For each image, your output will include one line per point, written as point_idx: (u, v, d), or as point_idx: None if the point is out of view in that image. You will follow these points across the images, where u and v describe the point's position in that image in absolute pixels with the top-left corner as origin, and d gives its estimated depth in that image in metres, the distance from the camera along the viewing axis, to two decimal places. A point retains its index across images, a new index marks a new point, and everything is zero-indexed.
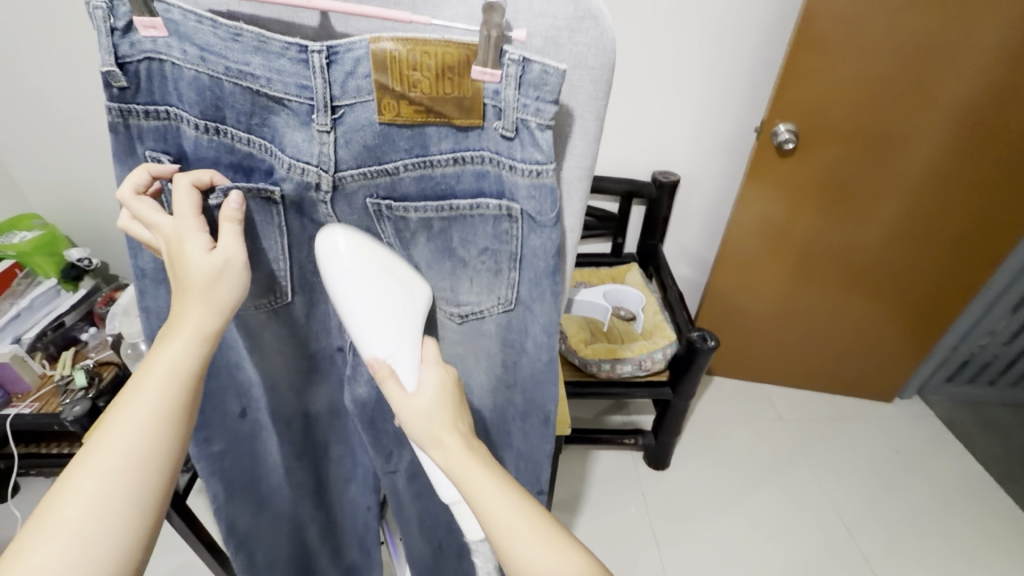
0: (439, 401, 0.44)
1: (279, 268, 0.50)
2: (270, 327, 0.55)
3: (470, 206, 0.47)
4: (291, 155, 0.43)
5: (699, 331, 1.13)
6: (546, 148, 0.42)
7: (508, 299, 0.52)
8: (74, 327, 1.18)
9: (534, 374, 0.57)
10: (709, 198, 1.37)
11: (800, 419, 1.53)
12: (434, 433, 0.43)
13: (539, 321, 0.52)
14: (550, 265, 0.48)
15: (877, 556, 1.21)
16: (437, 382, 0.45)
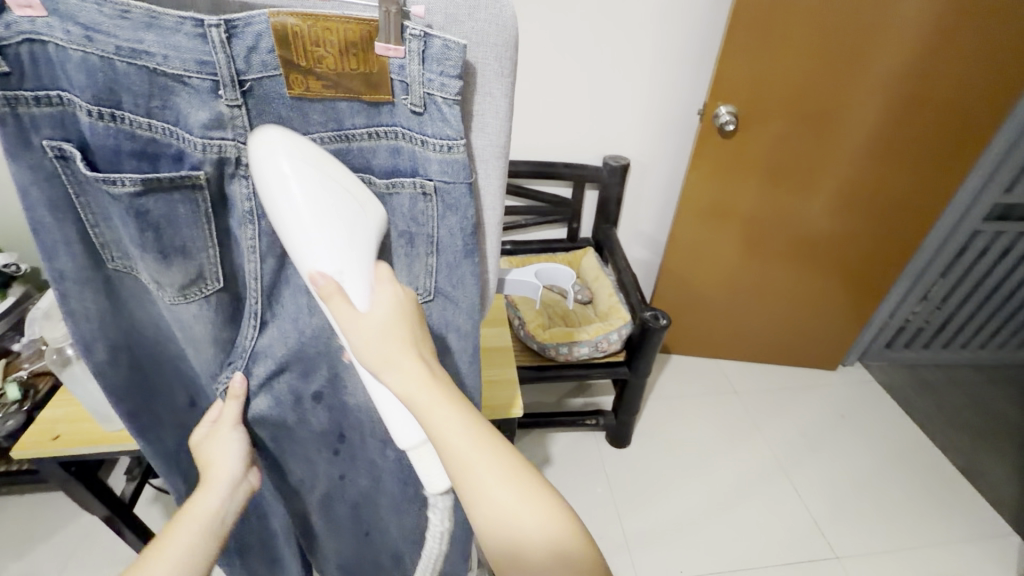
0: (392, 324, 0.42)
1: (207, 257, 0.47)
2: (201, 323, 0.50)
3: (387, 184, 0.48)
4: (201, 135, 0.42)
5: (651, 311, 1.16)
6: (454, 122, 0.43)
7: (426, 289, 0.52)
8: (4, 338, 1.11)
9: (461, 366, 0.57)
10: (658, 180, 1.40)
11: (751, 390, 1.60)
12: (387, 361, 0.42)
13: (464, 304, 0.53)
14: (467, 245, 0.49)
15: (825, 517, 1.28)
16: (391, 301, 0.43)
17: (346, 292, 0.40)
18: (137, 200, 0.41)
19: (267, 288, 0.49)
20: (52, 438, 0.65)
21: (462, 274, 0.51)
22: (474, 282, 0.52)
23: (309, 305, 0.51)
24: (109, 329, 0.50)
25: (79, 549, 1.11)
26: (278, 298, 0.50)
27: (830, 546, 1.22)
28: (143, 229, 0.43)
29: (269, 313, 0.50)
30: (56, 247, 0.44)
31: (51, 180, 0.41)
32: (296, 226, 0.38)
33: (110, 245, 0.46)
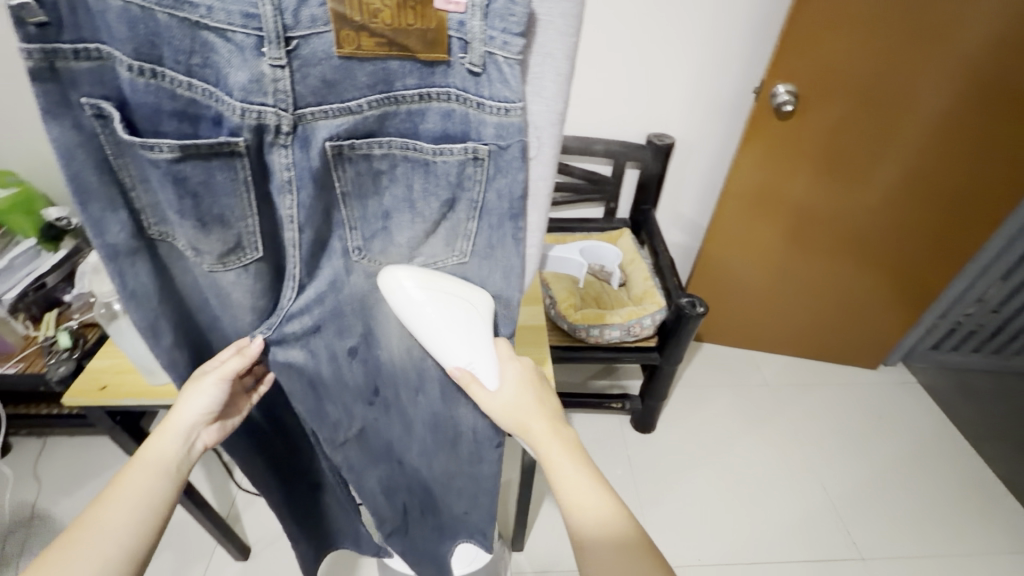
0: (520, 395, 0.55)
1: (246, 227, 0.46)
2: (242, 289, 0.50)
3: (433, 150, 0.46)
4: (241, 98, 0.39)
5: (688, 297, 1.12)
6: (514, 84, 0.42)
7: (463, 250, 0.53)
8: (56, 289, 1.15)
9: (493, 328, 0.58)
10: (703, 161, 1.34)
11: (784, 383, 1.55)
12: (518, 420, 0.54)
13: (498, 270, 0.54)
14: (513, 208, 0.49)
15: (851, 516, 1.25)
16: (516, 376, 0.55)
17: (478, 377, 0.54)
18: (175, 166, 0.40)
19: (307, 254, 0.49)
20: (100, 389, 0.67)
21: (503, 241, 0.51)
22: (516, 245, 0.51)
23: (347, 267, 0.53)
24: (163, 299, 0.50)
25: None
26: (315, 262, 0.51)
27: (856, 546, 1.19)
28: (182, 196, 0.42)
29: (307, 274, 0.51)
30: (104, 217, 0.43)
31: (92, 142, 0.41)
32: (437, 338, 0.53)
33: (148, 211, 0.45)
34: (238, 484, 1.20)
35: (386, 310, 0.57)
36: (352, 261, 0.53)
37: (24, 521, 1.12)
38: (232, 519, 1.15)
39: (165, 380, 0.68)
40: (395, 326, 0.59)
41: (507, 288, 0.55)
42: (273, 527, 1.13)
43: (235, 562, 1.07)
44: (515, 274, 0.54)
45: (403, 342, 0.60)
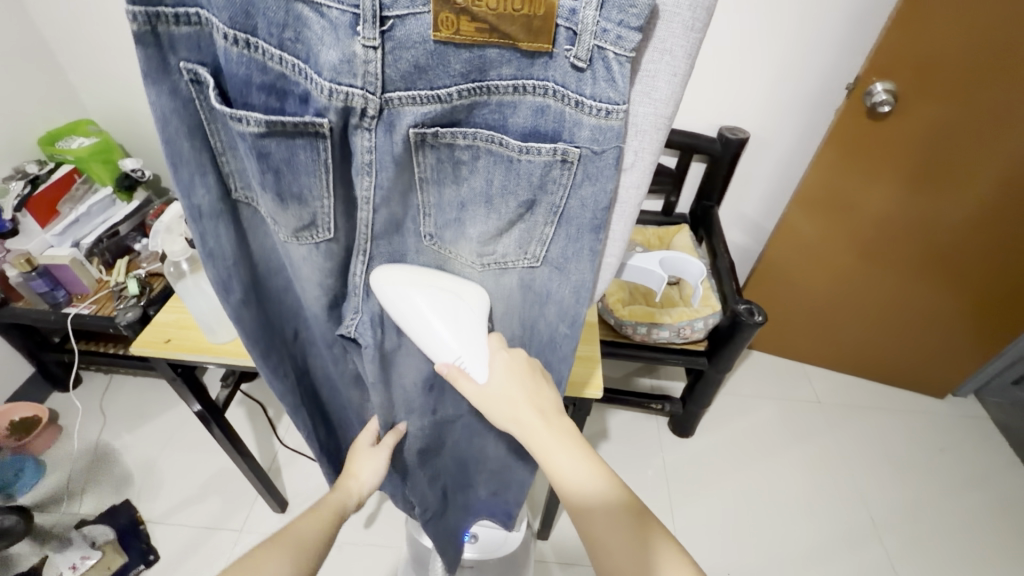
0: (508, 385, 0.52)
1: (322, 206, 0.46)
2: (316, 263, 0.51)
3: (520, 149, 0.43)
4: (330, 78, 0.38)
5: (746, 304, 1.07)
6: (621, 85, 0.38)
7: (536, 255, 0.51)
8: (127, 237, 1.22)
9: (554, 338, 0.58)
10: (778, 160, 1.26)
11: (837, 402, 1.46)
12: (507, 408, 0.51)
13: (570, 282, 0.52)
14: (596, 220, 0.46)
15: (896, 551, 1.17)
16: (503, 366, 0.53)
17: (466, 372, 0.52)
18: (260, 141, 0.40)
19: (380, 235, 0.50)
20: (164, 342, 0.70)
21: (580, 254, 0.49)
22: (591, 259, 0.49)
23: (419, 248, 0.53)
24: (241, 263, 0.51)
25: (175, 434, 1.25)
26: (386, 245, 0.51)
27: None
28: (264, 170, 0.42)
29: (378, 258, 0.52)
30: (193, 180, 0.44)
31: (187, 107, 0.41)
32: (424, 331, 0.52)
33: (235, 175, 0.46)
34: (280, 440, 1.25)
35: None
36: (424, 245, 0.53)
37: (90, 451, 1.20)
38: (272, 472, 1.20)
39: (225, 339, 0.70)
40: None
41: (574, 302, 0.53)
42: (310, 485, 1.18)
43: (274, 513, 1.13)
44: (585, 289, 0.52)
45: None
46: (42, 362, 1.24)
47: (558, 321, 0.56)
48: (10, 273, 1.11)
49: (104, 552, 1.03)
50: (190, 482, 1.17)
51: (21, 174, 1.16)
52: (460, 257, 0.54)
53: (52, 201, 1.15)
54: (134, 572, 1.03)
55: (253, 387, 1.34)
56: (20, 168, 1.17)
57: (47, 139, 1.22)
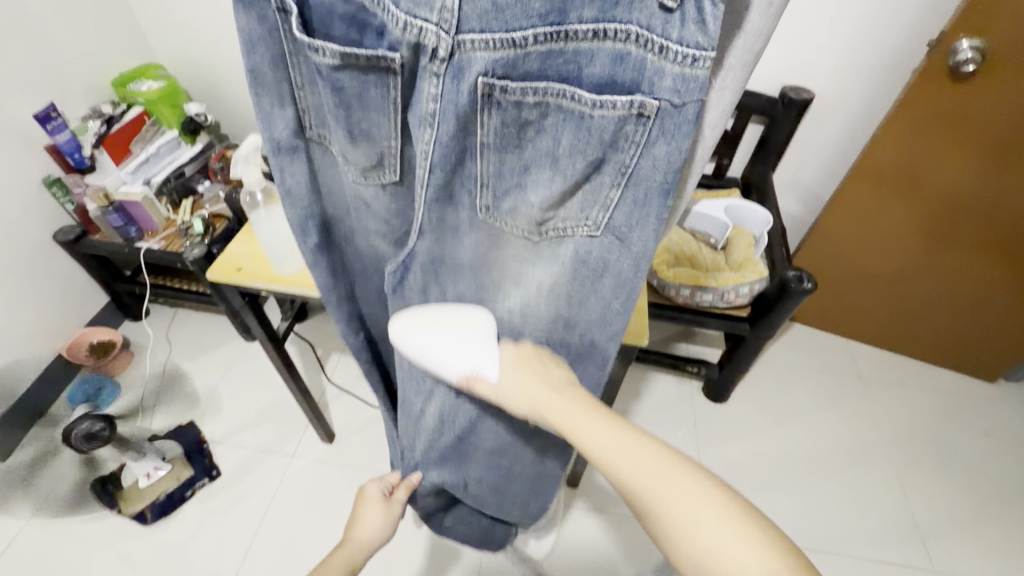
0: (515, 371, 0.56)
1: (389, 146, 0.48)
2: (382, 205, 0.54)
3: (593, 103, 0.41)
4: (406, 10, 0.39)
5: (796, 271, 1.04)
6: (712, 29, 0.36)
7: (597, 222, 0.49)
8: (192, 178, 1.28)
9: (604, 316, 0.56)
10: (843, 123, 1.20)
11: (881, 379, 1.43)
12: (517, 381, 0.56)
13: (628, 255, 0.50)
14: (665, 183, 0.44)
15: (929, 528, 1.17)
16: (508, 359, 0.58)
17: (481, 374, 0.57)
18: (336, 73, 0.43)
19: (434, 194, 0.49)
20: (236, 270, 0.75)
21: (643, 222, 0.48)
22: (655, 228, 0.48)
23: (474, 215, 0.52)
24: (313, 198, 0.55)
25: (233, 365, 1.34)
26: (442, 204, 0.51)
27: (928, 559, 1.12)
28: (339, 105, 0.45)
29: (427, 219, 0.52)
30: (272, 111, 0.48)
31: (271, 36, 0.44)
32: (438, 351, 0.57)
33: (310, 113, 0.49)
34: (328, 378, 1.32)
35: (505, 267, 0.58)
36: (479, 216, 0.52)
37: (159, 374, 1.31)
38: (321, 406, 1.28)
39: (291, 270, 0.74)
40: (510, 283, 0.59)
41: (631, 276, 0.52)
42: (355, 420, 1.25)
43: (321, 443, 1.21)
44: (646, 260, 0.50)
45: (517, 301, 0.60)
46: (116, 291, 1.34)
47: (613, 297, 0.54)
48: (89, 206, 1.20)
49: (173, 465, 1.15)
50: (247, 410, 1.26)
51: (97, 114, 1.22)
52: (514, 226, 0.52)
53: (124, 141, 1.22)
54: (198, 484, 1.13)
55: (304, 328, 1.42)
56: (97, 108, 1.24)
57: (121, 81, 1.28)
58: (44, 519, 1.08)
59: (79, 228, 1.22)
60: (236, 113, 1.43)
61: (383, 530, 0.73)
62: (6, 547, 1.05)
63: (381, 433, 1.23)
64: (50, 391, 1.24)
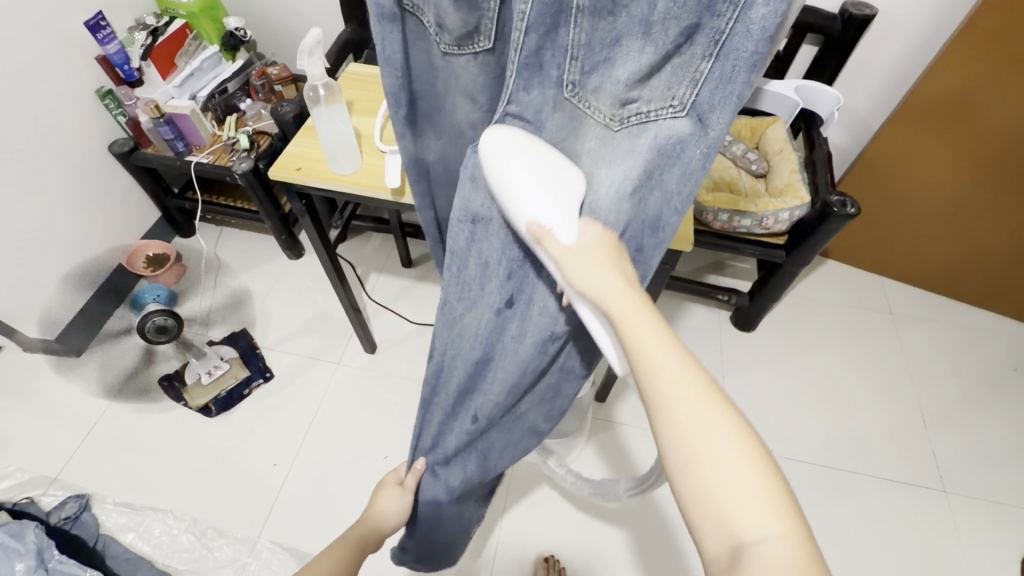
0: (591, 243, 0.48)
1: (488, 10, 0.49)
2: (478, 74, 0.55)
3: None
4: None
5: (839, 196, 1.04)
6: None
7: (682, 102, 0.44)
8: (234, 95, 1.29)
9: (659, 216, 0.50)
10: (903, 44, 1.14)
11: (912, 316, 1.42)
12: (591, 262, 0.46)
13: (708, 140, 0.45)
14: (758, 52, 0.40)
15: (946, 453, 1.20)
16: (591, 233, 0.48)
17: (555, 233, 0.47)
18: None
19: (522, 65, 0.48)
20: (296, 169, 0.78)
21: (725, 102, 0.43)
22: (735, 109, 0.43)
23: (554, 100, 0.50)
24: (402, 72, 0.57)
25: (279, 279, 1.41)
26: (525, 87, 0.49)
27: (941, 481, 1.17)
28: None
29: (513, 92, 0.50)
30: None
31: None
32: (515, 183, 0.47)
33: None
34: (369, 294, 1.39)
35: None
36: (564, 97, 0.49)
37: (212, 285, 1.39)
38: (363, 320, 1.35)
39: (348, 170, 0.77)
40: None
41: (699, 171, 0.47)
42: (395, 334, 1.32)
43: (364, 352, 1.29)
44: (716, 151, 0.45)
45: None
46: (167, 208, 1.40)
47: (675, 191, 0.48)
48: (142, 118, 1.22)
49: (231, 365, 1.24)
50: (294, 320, 1.34)
51: (142, 26, 1.23)
52: (597, 111, 0.49)
53: (169, 53, 1.22)
54: (255, 384, 1.23)
55: (345, 248, 1.47)
56: (141, 20, 1.24)
57: None
58: (120, 409, 1.19)
59: (132, 142, 1.26)
60: (273, 29, 1.41)
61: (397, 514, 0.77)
62: (91, 429, 1.16)
63: (419, 346, 1.30)
64: (114, 297, 1.33)
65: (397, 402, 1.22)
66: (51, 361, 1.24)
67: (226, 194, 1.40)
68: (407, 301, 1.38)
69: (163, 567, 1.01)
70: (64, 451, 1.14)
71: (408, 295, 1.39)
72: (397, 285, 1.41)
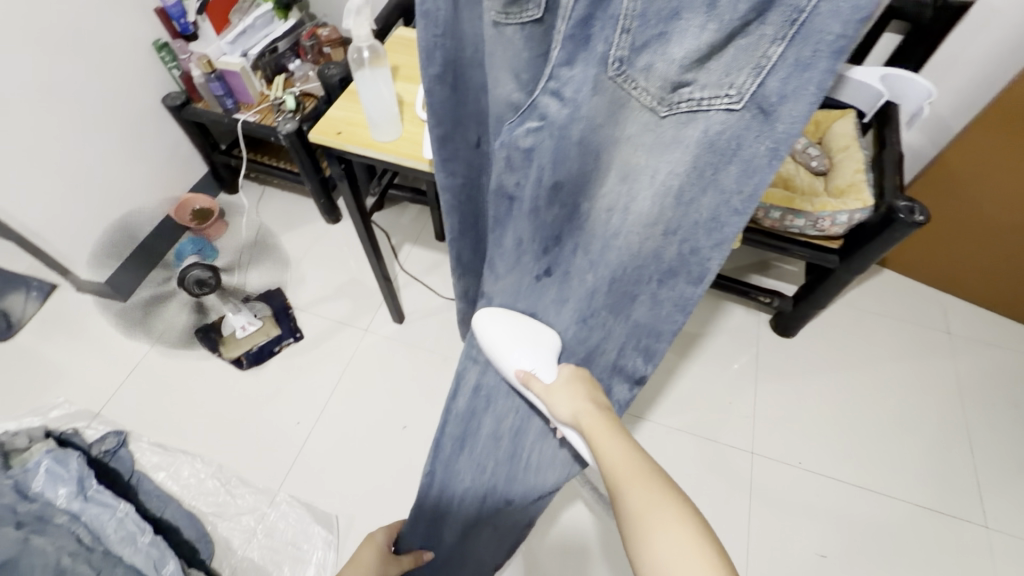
0: (565, 380, 0.66)
1: None
2: (524, 48, 0.51)
3: None
4: None
5: (907, 201, 0.95)
6: None
7: (742, 90, 0.41)
8: (284, 55, 1.29)
9: (716, 213, 0.49)
10: (1002, 37, 1.02)
11: (973, 338, 1.32)
12: (565, 392, 0.65)
13: (772, 133, 0.42)
14: (846, 37, 0.35)
15: (993, 488, 1.12)
16: (566, 375, 0.67)
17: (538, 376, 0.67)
18: None
19: (572, 32, 0.45)
20: (337, 134, 0.77)
21: (799, 92, 0.39)
22: (812, 102, 0.38)
23: (596, 78, 0.47)
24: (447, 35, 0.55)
25: (316, 242, 1.43)
26: (571, 59, 0.47)
27: (983, 517, 1.09)
28: None
29: (560, 64, 0.48)
30: None
31: None
32: (507, 344, 0.70)
33: None
34: (401, 265, 1.39)
35: (613, 153, 0.53)
36: (606, 77, 0.46)
37: (252, 243, 1.42)
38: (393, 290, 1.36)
39: (389, 137, 0.76)
40: (613, 173, 0.55)
41: (762, 167, 0.44)
42: (424, 306, 1.32)
43: (392, 323, 1.30)
44: (786, 144, 0.42)
45: (612, 193, 0.57)
46: (214, 163, 1.43)
47: (734, 190, 0.47)
48: (194, 72, 1.24)
49: (264, 322, 1.27)
50: (327, 284, 1.36)
51: None
52: (642, 94, 0.46)
53: (224, 10, 1.23)
54: (285, 342, 1.26)
55: (382, 216, 1.48)
56: None
57: None
58: (160, 355, 1.25)
59: (184, 96, 1.28)
60: None
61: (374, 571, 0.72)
62: (132, 371, 1.22)
63: (447, 320, 1.30)
64: (161, 247, 1.38)
65: (421, 375, 1.22)
66: (101, 303, 1.31)
67: (270, 154, 1.42)
68: (439, 274, 1.38)
69: (189, 508, 1.06)
70: (106, 388, 1.20)
71: (440, 269, 1.38)
72: (430, 258, 1.40)
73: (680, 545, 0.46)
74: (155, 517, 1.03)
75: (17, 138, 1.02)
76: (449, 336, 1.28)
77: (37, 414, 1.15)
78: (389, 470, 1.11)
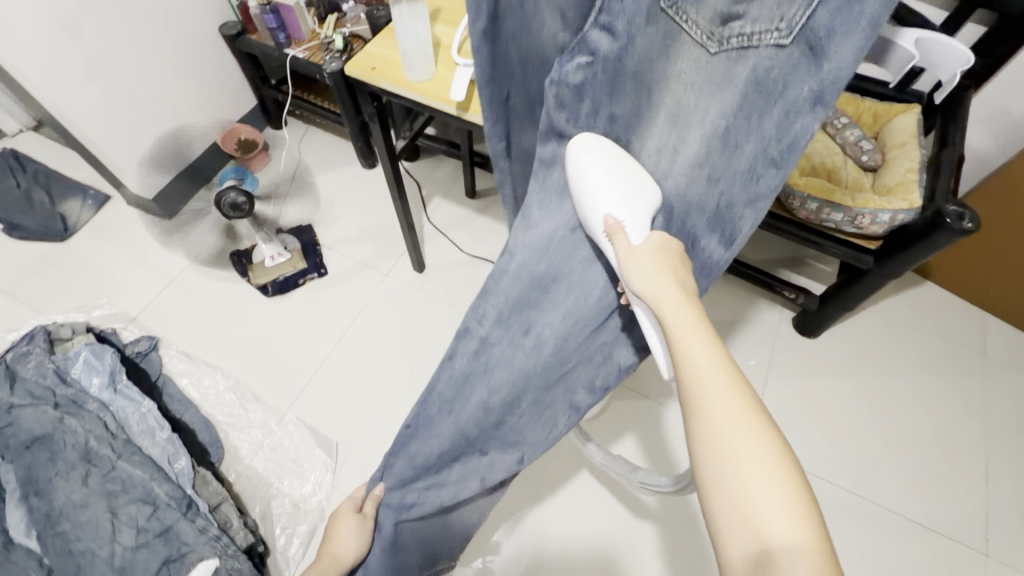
0: (654, 250, 0.49)
1: None
2: None
3: None
4: None
5: (959, 207, 0.88)
6: None
7: (792, 23, 0.38)
8: None
9: (756, 163, 0.45)
10: None
11: (1013, 365, 1.24)
12: (646, 268, 0.47)
13: (818, 73, 0.39)
14: None
15: (1001, 520, 1.07)
16: (655, 241, 0.49)
17: (627, 232, 0.50)
18: None
19: None
20: (370, 69, 0.78)
21: (853, 23, 0.36)
22: (864, 34, 0.36)
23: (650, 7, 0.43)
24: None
25: (350, 184, 1.46)
26: None
27: (984, 546, 1.05)
28: None
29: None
30: None
31: None
32: (599, 189, 0.50)
33: None
34: (428, 216, 1.41)
35: (659, 96, 0.48)
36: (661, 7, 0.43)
37: (290, 178, 1.47)
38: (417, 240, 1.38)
39: (421, 78, 0.77)
40: (654, 118, 0.50)
41: (804, 112, 0.41)
42: (444, 259, 1.35)
43: (412, 271, 1.32)
44: (837, 85, 0.39)
45: (655, 140, 0.51)
46: (262, 97, 1.48)
47: (774, 139, 0.43)
48: (251, 3, 1.26)
49: (292, 255, 1.32)
50: (354, 227, 1.39)
51: None
52: (693, 27, 0.43)
53: None
54: (310, 276, 1.31)
55: (416, 166, 1.50)
56: None
57: None
58: (195, 273, 1.32)
59: (240, 26, 1.32)
60: None
61: (359, 542, 0.78)
62: (168, 283, 1.31)
63: (466, 275, 1.32)
64: (207, 171, 1.45)
65: (433, 324, 1.25)
66: (148, 219, 1.40)
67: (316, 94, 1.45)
68: (464, 230, 1.39)
69: (206, 414, 1.14)
70: (144, 296, 1.29)
71: (466, 225, 1.40)
72: (458, 213, 1.42)
73: (772, 501, 0.36)
74: (175, 418, 1.11)
75: (82, 49, 1.08)
76: (466, 291, 1.30)
77: (82, 311, 1.26)
78: (392, 407, 1.16)
